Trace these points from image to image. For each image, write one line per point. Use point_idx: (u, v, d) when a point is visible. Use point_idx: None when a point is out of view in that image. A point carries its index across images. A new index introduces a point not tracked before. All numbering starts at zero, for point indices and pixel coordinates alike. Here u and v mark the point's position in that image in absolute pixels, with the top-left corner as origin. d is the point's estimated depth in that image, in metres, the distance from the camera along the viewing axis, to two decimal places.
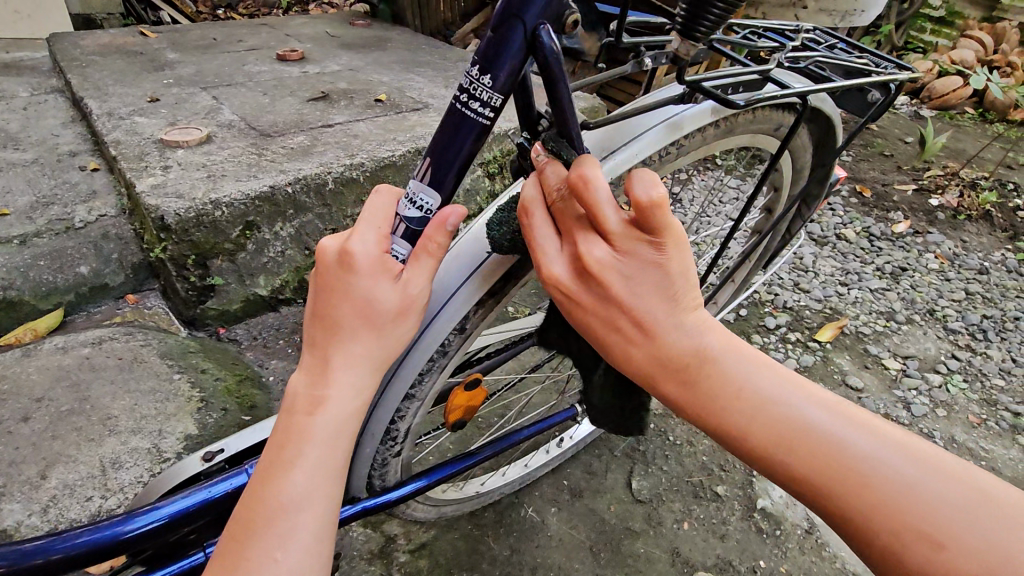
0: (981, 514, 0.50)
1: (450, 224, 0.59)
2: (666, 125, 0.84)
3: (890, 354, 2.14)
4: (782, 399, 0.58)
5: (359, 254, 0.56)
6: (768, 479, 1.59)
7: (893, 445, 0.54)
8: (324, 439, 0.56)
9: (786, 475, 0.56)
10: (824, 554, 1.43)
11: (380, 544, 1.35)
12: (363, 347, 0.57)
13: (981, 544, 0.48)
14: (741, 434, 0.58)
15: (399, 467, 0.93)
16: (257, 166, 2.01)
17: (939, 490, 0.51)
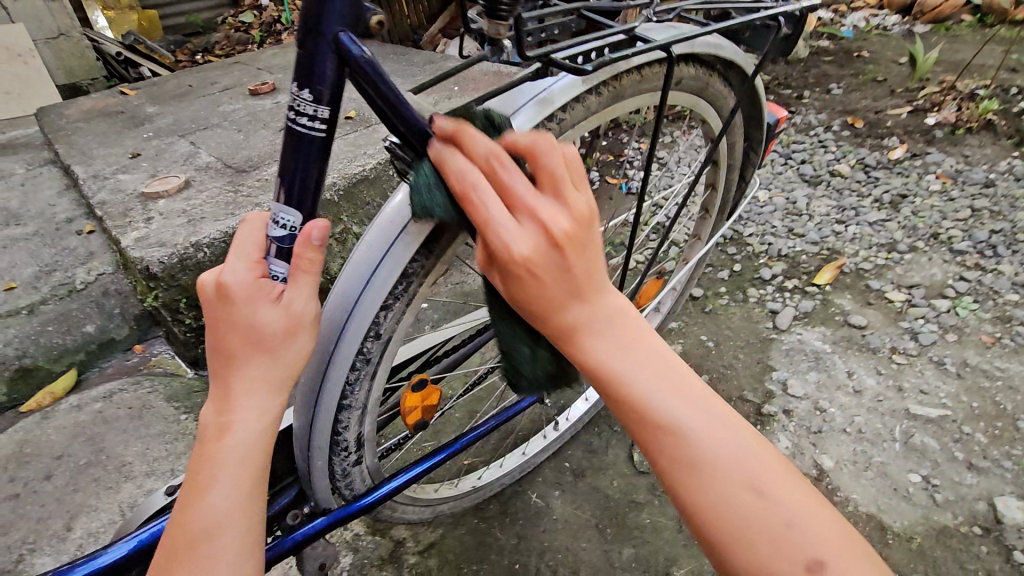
0: (779, 480, 0.60)
1: (315, 238, 0.60)
2: (537, 102, 0.79)
3: (893, 286, 2.08)
4: (648, 368, 0.63)
5: (235, 284, 0.58)
6: (772, 433, 1.57)
7: (718, 422, 0.62)
8: (233, 459, 0.58)
9: (640, 423, 0.62)
10: (835, 499, 1.40)
11: (390, 549, 1.37)
12: (259, 370, 0.59)
13: (789, 508, 0.58)
14: (615, 384, 0.63)
15: (364, 474, 0.93)
16: (234, 203, 2.07)
17: (754, 459, 0.60)
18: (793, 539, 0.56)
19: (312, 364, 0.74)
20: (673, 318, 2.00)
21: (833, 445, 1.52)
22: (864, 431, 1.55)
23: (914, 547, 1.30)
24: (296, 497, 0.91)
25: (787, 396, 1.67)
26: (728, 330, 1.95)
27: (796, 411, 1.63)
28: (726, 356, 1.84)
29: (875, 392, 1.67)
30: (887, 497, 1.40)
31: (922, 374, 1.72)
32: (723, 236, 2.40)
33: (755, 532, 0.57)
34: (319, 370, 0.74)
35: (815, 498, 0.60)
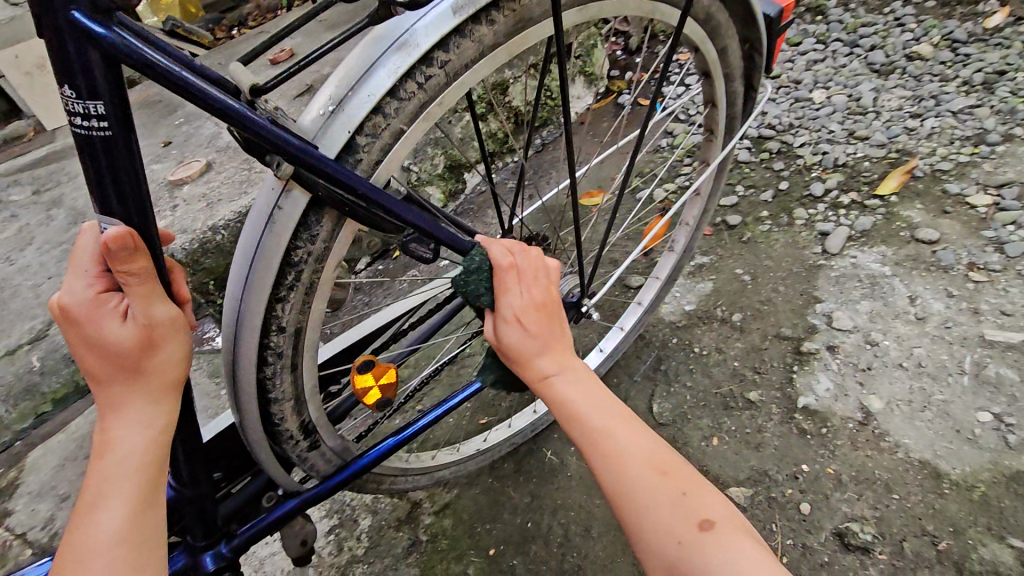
0: (678, 475, 0.71)
1: (132, 243, 0.59)
2: (399, 45, 0.63)
3: (977, 188, 1.74)
4: (586, 395, 0.77)
5: (74, 304, 0.60)
6: (811, 373, 1.40)
7: (634, 435, 0.74)
8: (117, 472, 0.60)
9: (602, 466, 0.72)
10: (883, 446, 1.24)
11: (407, 510, 1.40)
12: (129, 384, 0.62)
13: (689, 487, 0.70)
14: (583, 432, 0.74)
15: (329, 457, 0.93)
16: (248, 181, 2.09)
17: (659, 458, 0.72)
18: (688, 509, 0.68)
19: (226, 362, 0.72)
20: (705, 252, 1.81)
21: (884, 383, 1.34)
22: (925, 365, 1.34)
23: (976, 497, 1.13)
24: (269, 482, 0.94)
25: (833, 330, 1.47)
26: (769, 260, 1.73)
27: (843, 346, 1.43)
28: (764, 289, 1.65)
29: (942, 318, 1.43)
30: (947, 441, 1.21)
31: (1005, 292, 1.45)
32: (768, 150, 2.11)
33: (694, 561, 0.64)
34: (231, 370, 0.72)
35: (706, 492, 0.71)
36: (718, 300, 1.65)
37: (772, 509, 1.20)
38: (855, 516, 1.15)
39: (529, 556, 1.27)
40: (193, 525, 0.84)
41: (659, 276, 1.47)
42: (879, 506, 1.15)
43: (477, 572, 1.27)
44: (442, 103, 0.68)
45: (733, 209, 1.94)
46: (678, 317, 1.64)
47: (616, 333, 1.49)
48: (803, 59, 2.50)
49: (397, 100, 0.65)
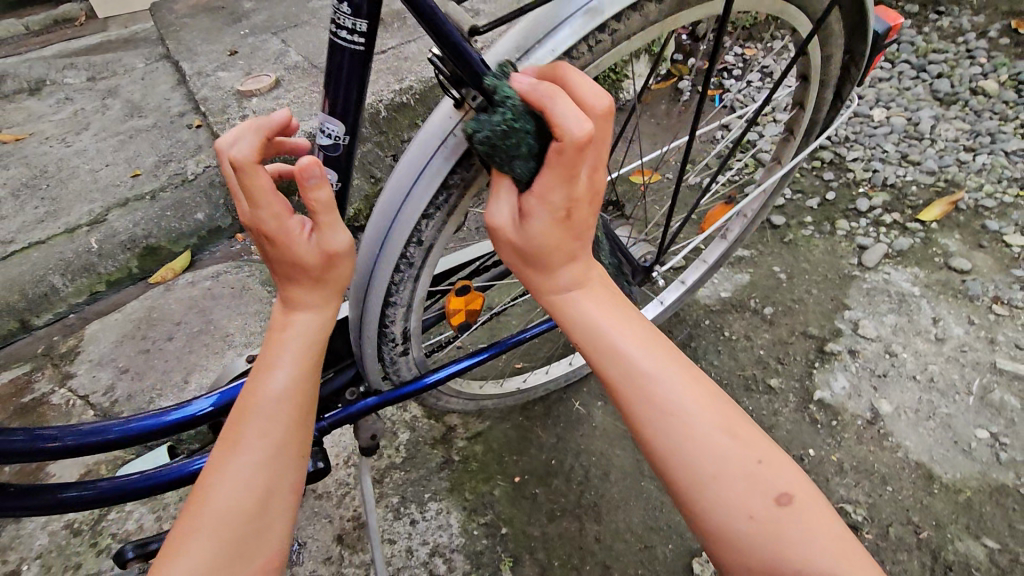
0: (733, 426, 0.70)
1: (314, 175, 0.63)
2: (586, 11, 0.77)
3: (1015, 229, 1.82)
4: (623, 340, 0.74)
5: (269, 222, 0.66)
6: (830, 370, 1.52)
7: (681, 381, 0.72)
8: (292, 343, 0.72)
9: (649, 416, 0.71)
10: (885, 445, 1.37)
11: (442, 432, 1.53)
12: (308, 285, 0.72)
13: (752, 445, 0.69)
14: (630, 377, 0.72)
15: (412, 363, 1.04)
16: (318, 104, 2.16)
17: (712, 408, 0.71)
18: (760, 469, 0.68)
19: (361, 266, 0.85)
20: (747, 246, 1.90)
21: (895, 391, 1.45)
22: (935, 381, 1.46)
23: (960, 500, 1.26)
24: (354, 377, 1.04)
25: (856, 337, 1.59)
26: (807, 263, 1.83)
27: (862, 352, 1.55)
28: (798, 289, 1.75)
29: (959, 342, 1.54)
30: (944, 449, 1.34)
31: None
32: (821, 159, 2.17)
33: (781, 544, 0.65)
34: (367, 268, 0.85)
35: (765, 445, 0.71)
36: (753, 292, 1.76)
37: None
38: (849, 499, 1.29)
39: (551, 487, 1.41)
40: None
41: (706, 260, 1.57)
42: (872, 494, 1.29)
43: (502, 494, 1.41)
44: (598, 66, 0.83)
45: (779, 210, 2.02)
46: (713, 301, 1.75)
47: (656, 305, 1.59)
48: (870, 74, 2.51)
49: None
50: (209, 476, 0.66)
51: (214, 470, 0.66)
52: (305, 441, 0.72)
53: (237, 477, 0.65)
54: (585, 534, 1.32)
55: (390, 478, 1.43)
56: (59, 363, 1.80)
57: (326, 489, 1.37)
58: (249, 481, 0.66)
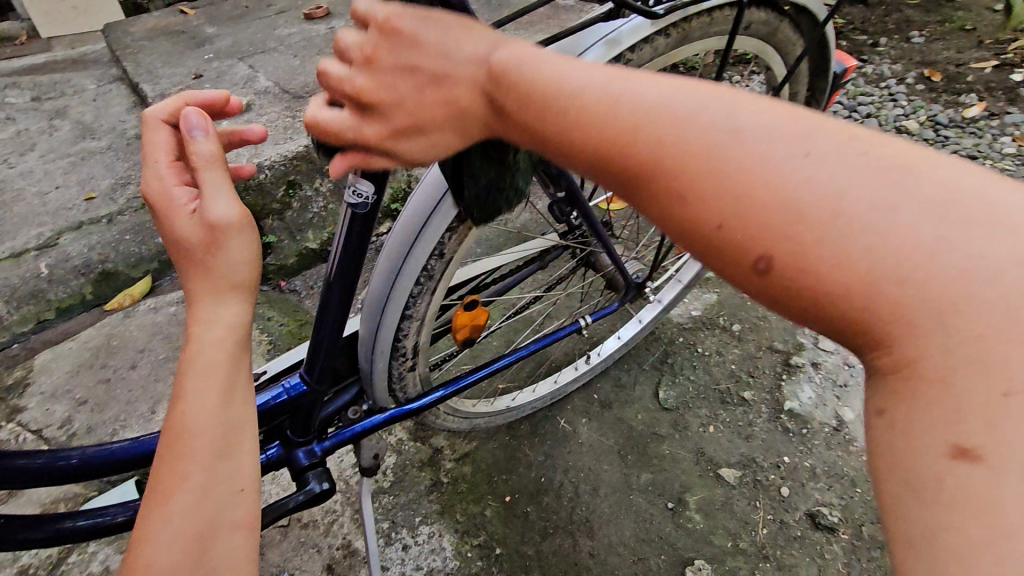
0: (997, 308, 0.41)
1: (200, 129, 0.69)
2: (605, 43, 0.91)
3: None
4: (760, 147, 0.48)
5: (151, 191, 0.69)
6: (797, 381, 1.63)
7: (872, 190, 0.44)
8: (201, 364, 0.68)
9: (769, 239, 0.47)
10: (850, 449, 1.47)
11: (429, 455, 1.52)
12: (199, 280, 0.68)
13: (1011, 352, 0.40)
14: (732, 178, 0.48)
15: (417, 379, 1.06)
16: (293, 128, 2.15)
17: (950, 262, 0.42)
18: (992, 405, 0.40)
19: (378, 291, 0.90)
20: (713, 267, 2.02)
21: (856, 398, 1.57)
22: None
23: None
24: (357, 395, 1.03)
25: (818, 350, 1.70)
26: None
27: (823, 365, 1.66)
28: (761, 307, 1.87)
29: None
30: None
31: None
32: None
33: (938, 493, 0.41)
34: (387, 281, 0.89)
35: None
36: (721, 310, 1.87)
37: (757, 489, 1.40)
38: (824, 502, 1.37)
39: (543, 505, 1.42)
40: (299, 422, 0.93)
41: (681, 280, 1.66)
42: (845, 495, 1.37)
43: (493, 514, 1.40)
44: None
45: None
46: (685, 319, 1.85)
47: (634, 323, 1.67)
48: None
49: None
50: (141, 533, 0.63)
51: (145, 526, 0.63)
52: (237, 474, 0.69)
53: (173, 529, 0.63)
54: (579, 549, 1.33)
55: (378, 503, 1.40)
56: (4, 398, 1.66)
57: (312, 517, 1.33)
58: (189, 530, 0.64)
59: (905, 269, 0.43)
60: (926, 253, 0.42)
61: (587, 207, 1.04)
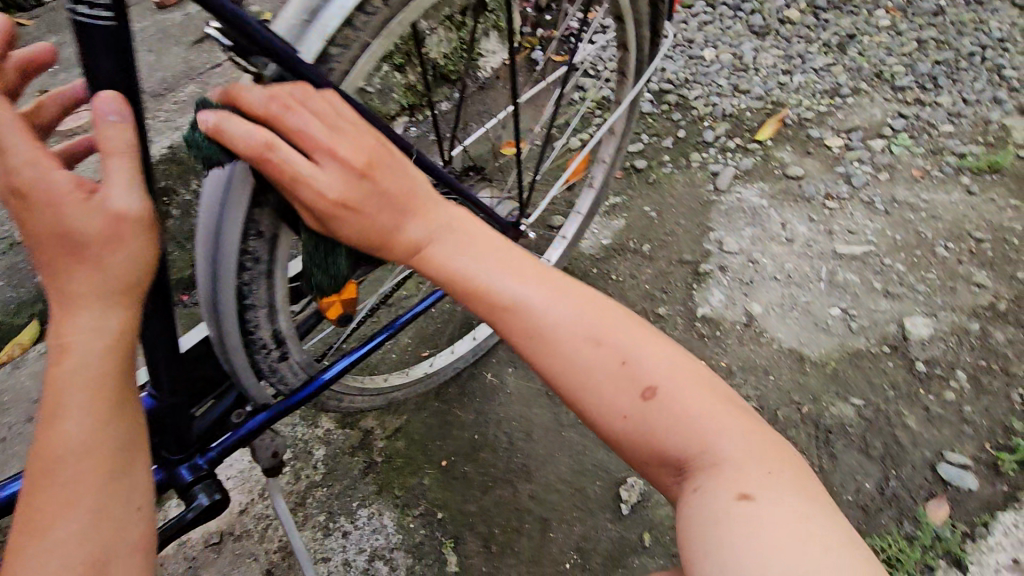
0: (709, 407, 0.68)
1: (110, 111, 0.64)
2: None
3: (833, 133, 2.06)
4: (573, 317, 0.72)
5: (24, 170, 0.59)
6: (707, 288, 1.65)
7: (631, 341, 0.71)
8: (78, 380, 0.63)
9: (586, 368, 0.70)
10: (762, 340, 1.51)
11: (360, 438, 1.49)
12: (89, 283, 0.62)
13: (721, 430, 0.67)
14: (563, 340, 0.71)
15: (297, 370, 0.99)
16: (153, 130, 1.96)
17: (678, 382, 0.69)
18: (736, 465, 0.64)
19: (203, 293, 0.78)
20: (618, 193, 1.98)
21: (763, 292, 1.61)
22: (792, 275, 1.63)
23: (828, 370, 1.42)
24: (239, 398, 0.98)
25: (724, 254, 1.73)
26: (672, 198, 1.95)
27: (730, 266, 1.69)
28: (668, 223, 1.86)
29: (806, 239, 1.72)
30: (809, 332, 1.50)
31: (852, 216, 1.77)
32: (668, 102, 2.31)
33: (737, 527, 0.59)
34: (209, 276, 0.75)
35: (746, 430, 0.68)
36: (630, 234, 1.86)
37: None
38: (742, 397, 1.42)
39: (479, 462, 1.42)
40: (170, 437, 0.88)
41: (580, 212, 1.63)
42: (760, 386, 1.43)
43: (432, 481, 1.39)
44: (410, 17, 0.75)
45: (639, 153, 2.12)
46: (596, 250, 1.82)
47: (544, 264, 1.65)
48: (694, 18, 2.66)
49: (364, 15, 0.71)
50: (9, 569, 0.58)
51: (18, 563, 0.58)
52: (133, 495, 0.66)
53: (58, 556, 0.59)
54: (519, 495, 1.35)
55: (313, 497, 1.37)
56: None
57: (244, 528, 1.30)
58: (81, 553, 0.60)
59: (663, 387, 0.69)
60: (698, 397, 0.69)
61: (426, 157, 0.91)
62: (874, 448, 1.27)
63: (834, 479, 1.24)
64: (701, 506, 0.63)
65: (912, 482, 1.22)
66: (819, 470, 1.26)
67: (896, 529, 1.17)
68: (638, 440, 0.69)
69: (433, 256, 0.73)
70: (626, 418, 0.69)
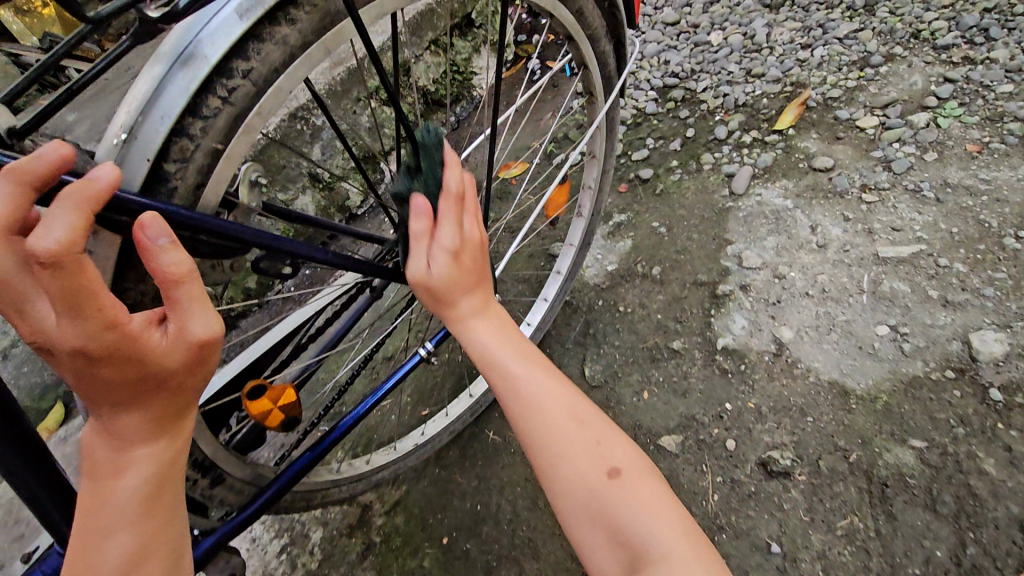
0: (643, 498, 0.66)
1: (158, 236, 0.50)
2: (186, 57, 0.58)
3: (865, 111, 1.78)
4: (531, 385, 0.72)
5: (94, 345, 0.48)
6: (727, 314, 1.45)
7: (574, 420, 0.71)
8: (130, 503, 0.55)
9: (532, 428, 0.70)
10: (796, 373, 1.31)
11: (358, 515, 1.37)
12: (143, 417, 0.55)
13: (651, 516, 0.65)
14: (524, 405, 0.72)
15: (240, 486, 0.89)
16: None
17: (619, 459, 0.69)
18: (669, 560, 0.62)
19: None
20: (621, 211, 1.77)
21: (793, 313, 1.40)
22: (828, 290, 1.41)
23: (879, 407, 1.22)
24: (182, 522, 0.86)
25: (744, 271, 1.51)
26: (683, 209, 1.72)
27: (753, 285, 1.48)
28: (680, 239, 1.64)
29: (841, 243, 1.49)
30: (852, 358, 1.29)
31: (895, 209, 1.52)
32: (673, 99, 2.06)
33: None
34: None
35: (664, 509, 0.66)
36: (637, 256, 1.64)
37: (701, 451, 1.26)
38: (775, 445, 1.23)
39: (482, 537, 1.29)
40: None
41: (572, 244, 1.46)
42: (795, 431, 1.23)
43: (433, 562, 1.28)
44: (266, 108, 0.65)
45: (644, 162, 1.90)
46: (601, 279, 1.63)
47: (540, 305, 1.48)
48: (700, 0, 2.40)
49: (201, 120, 0.61)
50: None
51: None
52: None
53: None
54: None
55: None
56: None
57: None
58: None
59: (605, 469, 0.68)
60: (633, 483, 0.67)
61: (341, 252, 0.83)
62: (944, 504, 1.09)
63: (896, 548, 1.07)
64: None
65: (994, 547, 1.04)
66: (874, 535, 1.09)
67: None
68: (589, 529, 0.67)
69: (467, 329, 0.77)
70: (595, 492, 0.67)
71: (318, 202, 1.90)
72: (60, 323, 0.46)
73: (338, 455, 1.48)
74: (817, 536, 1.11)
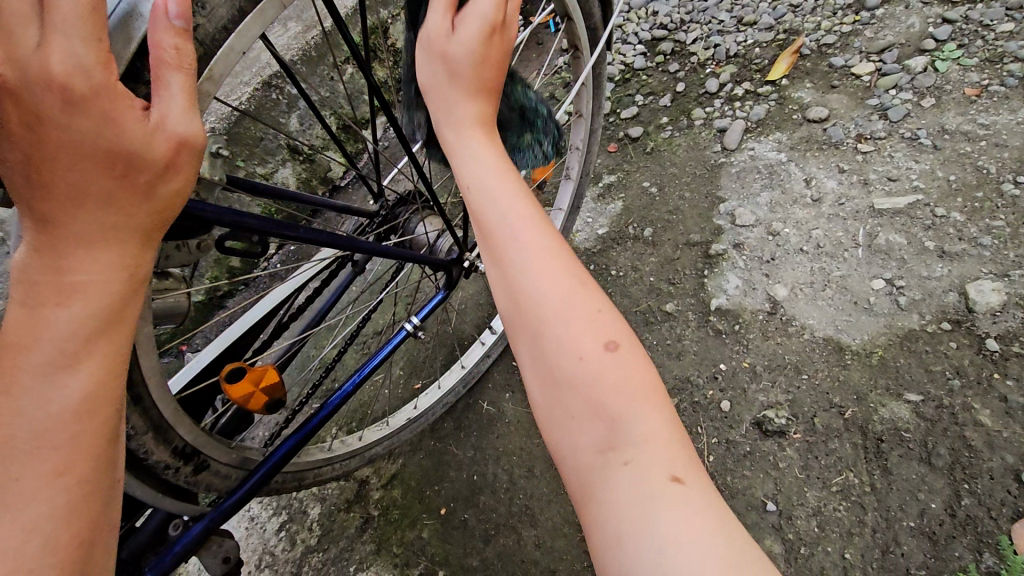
0: (632, 386, 0.55)
1: (176, 16, 0.49)
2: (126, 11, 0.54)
3: (861, 57, 1.71)
4: (515, 240, 0.61)
5: (79, 79, 0.42)
6: (720, 274, 1.41)
7: (566, 288, 0.58)
8: (72, 342, 0.47)
9: (517, 285, 0.60)
10: (791, 331, 1.29)
11: (355, 491, 1.37)
12: (101, 215, 0.46)
13: (635, 403, 0.54)
14: (504, 255, 0.61)
15: (226, 473, 0.88)
16: None
17: (600, 317, 0.57)
18: (665, 459, 0.51)
19: None
20: (611, 170, 1.73)
21: (788, 270, 1.37)
22: (823, 245, 1.38)
23: (874, 361, 1.21)
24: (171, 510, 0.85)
25: (737, 229, 1.47)
26: (673, 166, 1.67)
27: (747, 244, 1.44)
28: (671, 199, 1.60)
29: (836, 196, 1.45)
30: (847, 314, 1.27)
31: (891, 158, 1.47)
32: (661, 52, 1.97)
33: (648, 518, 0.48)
34: None
35: (648, 386, 0.55)
36: (628, 218, 1.60)
37: (696, 413, 1.25)
38: (770, 404, 1.22)
39: (479, 507, 1.29)
40: None
41: (560, 208, 1.41)
42: (791, 389, 1.22)
43: (431, 534, 1.28)
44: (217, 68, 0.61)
45: (634, 120, 1.83)
46: (592, 243, 1.59)
47: None
48: None
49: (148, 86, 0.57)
50: None
51: None
52: (111, 491, 0.51)
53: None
54: (524, 544, 1.23)
55: (310, 565, 1.29)
56: None
57: None
58: (36, 554, 0.45)
59: (590, 347, 0.56)
60: (616, 363, 0.55)
61: (313, 229, 0.79)
62: (939, 457, 1.09)
63: (891, 501, 1.08)
64: (619, 483, 0.51)
65: (988, 497, 1.05)
66: (869, 490, 1.10)
67: (972, 563, 1.01)
68: (574, 403, 0.55)
69: (464, 158, 0.66)
70: (579, 363, 0.55)
71: (298, 175, 1.84)
72: (45, 42, 0.40)
73: (332, 431, 1.47)
74: (813, 493, 1.11)
